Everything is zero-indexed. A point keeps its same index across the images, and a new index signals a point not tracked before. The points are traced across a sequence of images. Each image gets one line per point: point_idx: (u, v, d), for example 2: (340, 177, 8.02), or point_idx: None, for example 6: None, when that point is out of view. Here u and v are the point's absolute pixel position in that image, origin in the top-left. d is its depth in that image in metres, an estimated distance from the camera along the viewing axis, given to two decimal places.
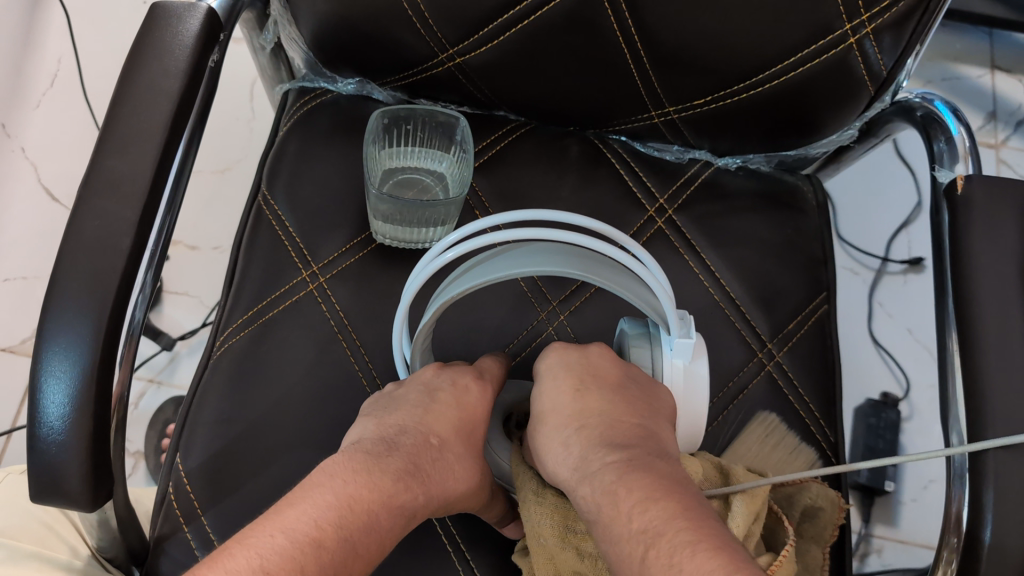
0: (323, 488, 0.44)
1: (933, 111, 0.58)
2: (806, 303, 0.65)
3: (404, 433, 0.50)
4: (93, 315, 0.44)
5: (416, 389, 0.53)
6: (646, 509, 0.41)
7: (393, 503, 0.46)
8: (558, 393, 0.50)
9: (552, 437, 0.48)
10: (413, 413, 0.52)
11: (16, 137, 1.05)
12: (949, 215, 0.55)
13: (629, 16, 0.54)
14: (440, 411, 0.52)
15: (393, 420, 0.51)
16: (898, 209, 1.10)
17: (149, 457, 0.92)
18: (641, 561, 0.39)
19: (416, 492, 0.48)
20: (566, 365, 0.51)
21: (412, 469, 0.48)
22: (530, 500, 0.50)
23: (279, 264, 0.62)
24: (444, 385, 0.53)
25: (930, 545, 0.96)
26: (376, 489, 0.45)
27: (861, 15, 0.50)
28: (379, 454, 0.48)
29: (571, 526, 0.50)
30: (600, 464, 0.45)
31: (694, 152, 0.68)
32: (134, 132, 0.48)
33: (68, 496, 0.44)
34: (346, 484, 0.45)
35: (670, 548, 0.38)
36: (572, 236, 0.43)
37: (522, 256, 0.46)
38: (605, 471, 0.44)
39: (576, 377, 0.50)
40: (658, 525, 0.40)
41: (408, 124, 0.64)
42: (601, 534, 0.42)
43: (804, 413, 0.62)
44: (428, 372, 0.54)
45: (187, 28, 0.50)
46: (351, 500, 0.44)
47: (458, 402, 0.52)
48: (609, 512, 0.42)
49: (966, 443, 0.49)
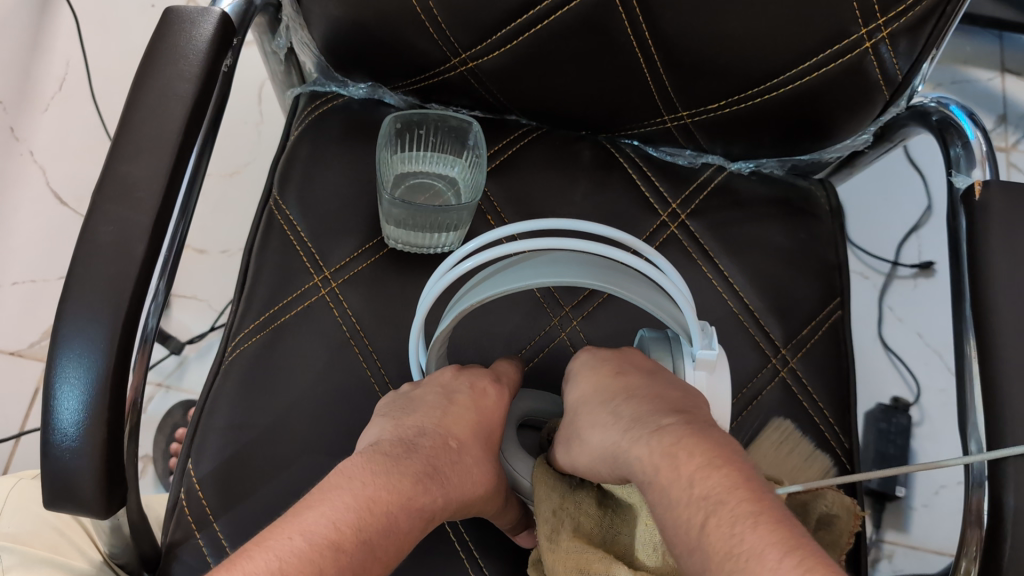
0: (341, 488, 0.44)
1: (949, 116, 0.57)
2: (820, 308, 0.64)
3: (422, 434, 0.50)
4: (108, 321, 0.44)
5: (433, 390, 0.53)
6: (709, 475, 0.39)
7: (412, 506, 0.46)
8: (597, 380, 0.51)
9: (598, 414, 0.48)
10: (430, 415, 0.51)
11: (25, 140, 1.05)
12: (966, 220, 0.54)
13: (643, 21, 0.53)
14: (459, 413, 0.52)
15: (411, 421, 0.51)
16: (908, 212, 1.10)
17: (159, 460, 0.91)
18: (700, 529, 0.38)
19: (434, 494, 0.47)
20: (598, 357, 0.53)
21: (431, 472, 0.48)
22: (545, 547, 0.49)
23: (291, 271, 0.62)
24: (462, 388, 0.53)
25: (943, 552, 0.96)
26: (394, 491, 0.45)
27: (877, 19, 0.49)
28: (397, 456, 0.47)
29: (586, 570, 0.48)
30: (657, 426, 0.43)
31: (707, 156, 0.68)
32: (148, 137, 0.48)
33: (82, 504, 0.44)
34: (365, 486, 0.44)
35: (732, 517, 0.37)
36: (591, 246, 0.43)
37: (540, 265, 0.45)
38: (662, 434, 0.43)
39: (611, 362, 0.52)
40: (720, 493, 0.38)
41: (420, 129, 0.64)
42: (655, 497, 0.41)
43: (819, 419, 0.62)
44: (447, 375, 0.54)
45: (200, 33, 0.50)
46: (369, 502, 0.44)
47: (474, 407, 0.52)
48: (668, 474, 0.41)
49: (986, 450, 0.49)
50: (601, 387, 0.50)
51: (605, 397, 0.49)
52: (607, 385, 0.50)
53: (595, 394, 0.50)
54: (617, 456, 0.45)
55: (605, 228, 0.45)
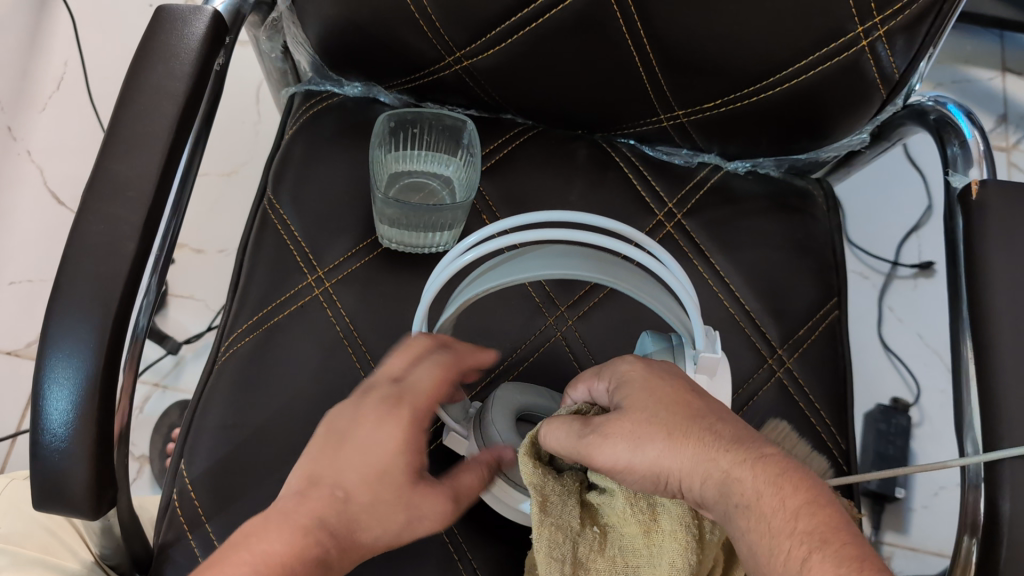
0: (237, 553, 0.44)
1: (946, 116, 0.56)
2: (817, 308, 0.64)
3: (313, 485, 0.49)
4: (97, 321, 0.44)
5: (330, 424, 0.51)
6: (813, 513, 0.38)
7: (307, 556, 0.45)
8: (641, 381, 0.44)
9: (658, 428, 0.42)
10: (319, 463, 0.50)
11: (22, 140, 1.05)
12: (963, 220, 0.54)
13: (638, 19, 0.53)
14: (346, 454, 0.50)
15: (303, 470, 0.50)
16: (907, 212, 1.09)
17: (155, 460, 0.91)
18: (802, 562, 0.37)
19: (330, 546, 0.47)
20: (633, 366, 0.46)
21: (318, 523, 0.47)
22: None
23: (285, 270, 0.61)
24: (343, 427, 0.51)
25: (943, 554, 0.95)
26: (288, 544, 0.45)
27: (873, 17, 0.49)
28: (288, 508, 0.47)
29: None
30: (759, 456, 0.40)
31: (703, 156, 0.68)
32: (140, 135, 0.48)
33: (71, 504, 0.43)
34: (260, 542, 0.45)
35: (836, 557, 0.36)
36: (579, 234, 0.43)
37: (540, 257, 0.46)
38: (765, 465, 0.39)
39: (650, 372, 0.45)
40: (819, 531, 0.37)
41: (415, 128, 0.63)
42: (748, 524, 0.39)
43: (816, 421, 0.61)
44: (347, 409, 0.51)
45: (192, 31, 0.50)
46: (267, 558, 0.44)
47: (362, 444, 0.50)
48: (771, 503, 0.38)
49: (981, 452, 0.48)
50: (655, 392, 0.43)
51: (658, 404, 0.42)
52: (663, 391, 0.43)
53: (641, 390, 0.44)
54: (712, 477, 0.40)
55: (607, 221, 0.46)
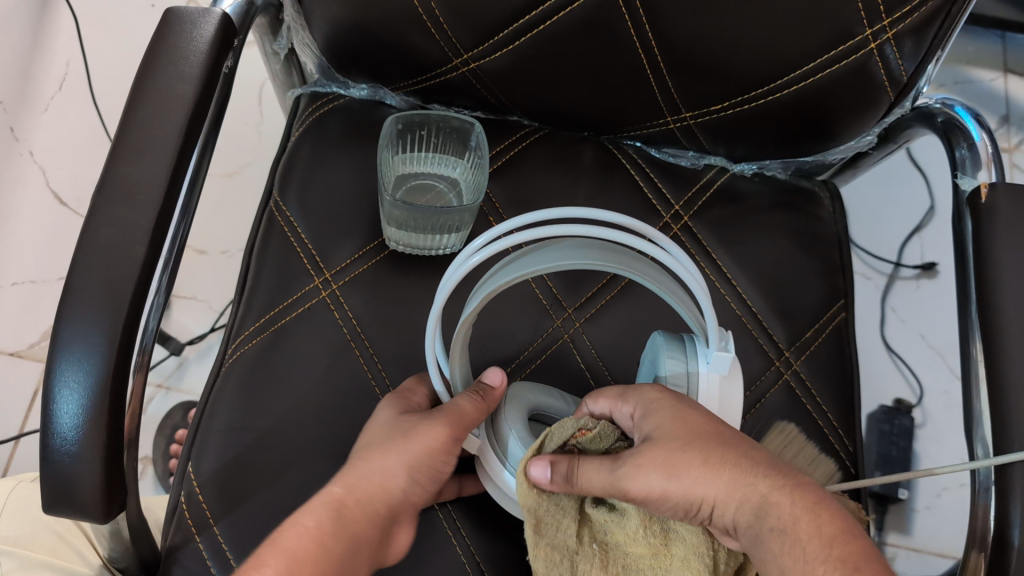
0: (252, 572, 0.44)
1: (954, 117, 0.56)
2: (824, 310, 0.64)
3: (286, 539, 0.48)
4: (107, 325, 0.44)
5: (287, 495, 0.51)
6: (845, 540, 0.40)
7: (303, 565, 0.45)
8: (670, 406, 0.46)
9: (695, 456, 0.44)
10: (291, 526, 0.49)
11: (24, 140, 1.04)
12: (971, 223, 0.54)
13: (647, 21, 0.53)
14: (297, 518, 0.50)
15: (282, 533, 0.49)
16: (910, 213, 1.10)
17: (159, 462, 0.91)
18: None
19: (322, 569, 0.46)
20: (658, 390, 0.47)
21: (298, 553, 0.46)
22: None
23: (292, 273, 0.61)
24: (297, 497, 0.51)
25: (945, 554, 0.95)
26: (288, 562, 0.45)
27: (882, 20, 0.49)
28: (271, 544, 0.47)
29: None
30: (795, 484, 0.43)
31: (709, 158, 0.67)
32: (149, 138, 0.47)
33: (81, 508, 0.43)
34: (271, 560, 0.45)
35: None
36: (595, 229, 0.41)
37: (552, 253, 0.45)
38: (799, 494, 0.42)
39: (672, 400, 0.46)
40: (854, 558, 0.40)
41: (422, 130, 0.64)
42: (783, 548, 0.41)
43: (822, 423, 0.61)
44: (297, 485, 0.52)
45: (201, 34, 0.50)
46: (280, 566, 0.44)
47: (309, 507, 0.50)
48: (807, 528, 0.41)
49: (991, 456, 0.48)
50: (685, 421, 0.45)
51: (689, 432, 0.44)
52: (694, 421, 0.45)
53: (670, 417, 0.45)
54: (748, 503, 0.42)
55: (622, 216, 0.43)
